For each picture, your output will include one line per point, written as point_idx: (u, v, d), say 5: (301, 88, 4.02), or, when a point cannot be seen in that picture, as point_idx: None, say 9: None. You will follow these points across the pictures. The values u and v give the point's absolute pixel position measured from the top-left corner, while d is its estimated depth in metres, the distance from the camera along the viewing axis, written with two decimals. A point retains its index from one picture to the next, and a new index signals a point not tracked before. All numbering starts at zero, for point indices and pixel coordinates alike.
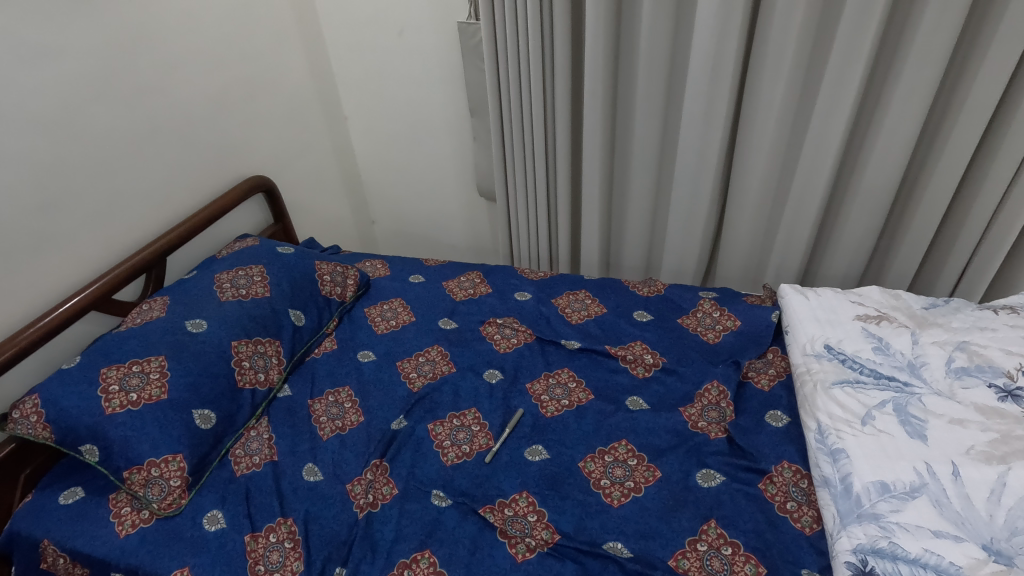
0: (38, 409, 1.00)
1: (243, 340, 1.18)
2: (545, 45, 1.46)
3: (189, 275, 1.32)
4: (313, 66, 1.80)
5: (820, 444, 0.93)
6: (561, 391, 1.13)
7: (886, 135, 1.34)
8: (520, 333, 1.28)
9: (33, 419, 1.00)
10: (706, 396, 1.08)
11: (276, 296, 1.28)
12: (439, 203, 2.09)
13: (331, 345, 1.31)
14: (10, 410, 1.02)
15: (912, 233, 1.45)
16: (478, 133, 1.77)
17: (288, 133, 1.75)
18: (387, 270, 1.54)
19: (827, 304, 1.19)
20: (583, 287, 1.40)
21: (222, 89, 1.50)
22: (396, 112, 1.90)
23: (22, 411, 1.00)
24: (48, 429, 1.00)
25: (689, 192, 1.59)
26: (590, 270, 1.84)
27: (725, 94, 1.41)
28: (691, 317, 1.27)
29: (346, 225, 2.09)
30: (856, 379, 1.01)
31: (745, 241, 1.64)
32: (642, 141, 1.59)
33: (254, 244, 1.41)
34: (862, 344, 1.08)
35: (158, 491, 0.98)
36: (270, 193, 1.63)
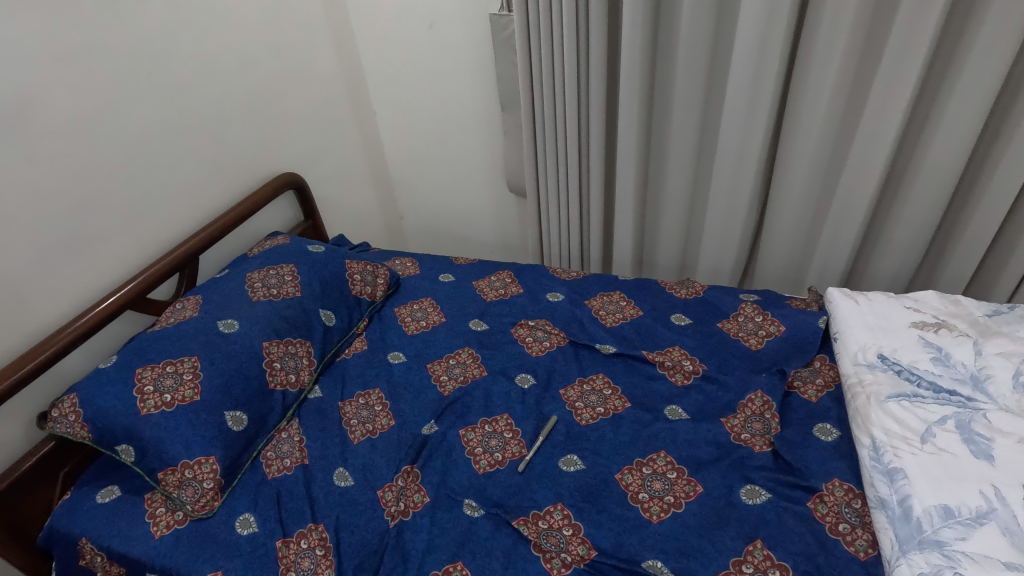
0: (76, 409, 1.02)
1: (275, 340, 1.18)
2: (579, 35, 1.41)
3: (221, 274, 1.32)
4: (342, 61, 1.78)
5: (875, 462, 0.88)
6: (597, 398, 1.09)
7: (946, 127, 1.25)
8: (553, 336, 1.25)
9: (72, 418, 1.01)
10: (750, 406, 1.03)
11: (307, 296, 1.27)
12: (468, 199, 2.06)
13: (362, 346, 1.30)
14: (50, 408, 1.04)
15: (969, 234, 1.36)
16: (508, 128, 1.73)
17: (318, 129, 1.74)
18: (417, 269, 1.52)
19: (879, 310, 1.13)
20: (617, 288, 1.36)
21: (253, 86, 1.50)
22: (425, 107, 1.87)
23: (61, 410, 1.02)
24: (86, 429, 1.01)
25: (729, 189, 1.53)
26: (622, 269, 1.79)
27: (770, 87, 1.34)
28: (732, 321, 1.22)
29: (374, 221, 2.08)
30: (914, 392, 0.95)
31: (787, 240, 1.57)
32: (680, 136, 1.53)
33: (286, 243, 1.41)
34: (919, 354, 1.01)
35: (192, 492, 0.98)
36: (301, 190, 1.62)
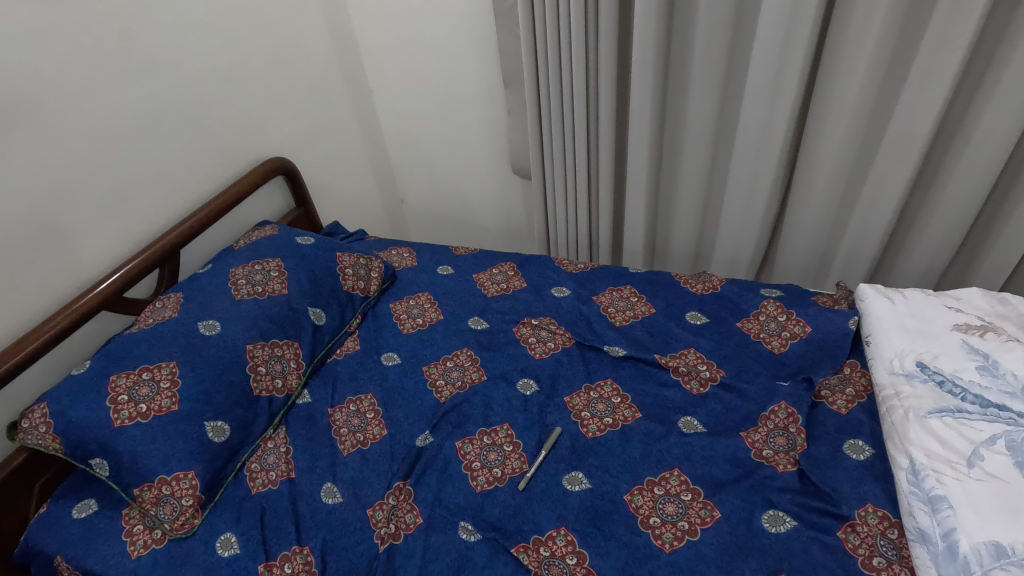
0: (47, 419, 0.95)
1: (259, 343, 1.10)
2: (588, 3, 1.28)
3: (204, 269, 1.23)
4: (335, 35, 1.66)
5: (915, 488, 0.79)
6: (605, 407, 1.01)
7: (998, 104, 1.12)
8: (558, 336, 1.16)
9: (42, 429, 0.94)
10: (773, 418, 0.94)
11: (295, 293, 1.19)
12: (471, 182, 1.95)
13: (354, 346, 1.22)
14: (21, 418, 0.97)
15: (1015, 223, 1.24)
16: (512, 106, 1.61)
17: (309, 109, 1.63)
18: (414, 261, 1.43)
19: (917, 310, 1.03)
20: (628, 282, 1.26)
21: (236, 63, 1.38)
22: (425, 83, 1.75)
23: (31, 421, 0.95)
24: (58, 441, 0.94)
25: (751, 172, 1.41)
26: (634, 257, 1.69)
27: (799, 60, 1.21)
28: (753, 321, 1.12)
29: (373, 206, 1.98)
30: (958, 408, 0.86)
31: (812, 227, 1.46)
32: (698, 114, 1.41)
33: (273, 234, 1.32)
34: (963, 362, 0.92)
35: (170, 510, 0.92)
36: (291, 175, 1.52)
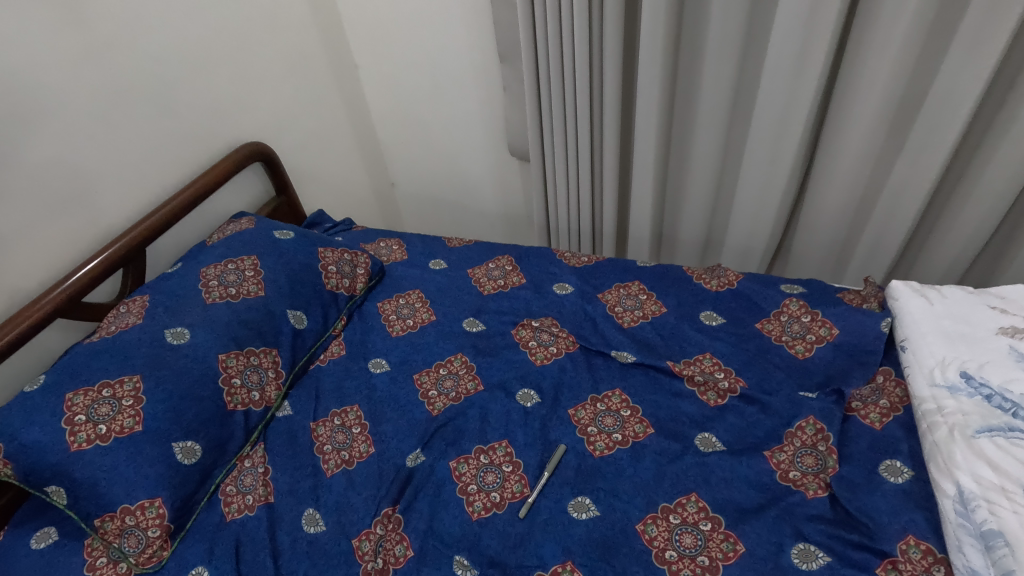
0: None
1: (233, 352, 1.00)
2: None
3: (174, 269, 1.13)
4: (314, 5, 1.52)
5: (964, 520, 0.70)
6: (613, 422, 0.92)
7: None
8: (560, 340, 1.06)
9: None
10: (800, 435, 0.85)
11: (273, 295, 1.09)
12: (466, 164, 1.83)
13: (339, 351, 1.12)
14: None
15: None
16: (509, 83, 1.48)
17: (289, 87, 1.50)
18: (404, 255, 1.32)
19: (958, 311, 0.93)
20: (636, 278, 1.16)
21: (203, 37, 1.25)
22: (414, 57, 1.62)
23: None
24: (9, 466, 0.83)
25: (769, 154, 1.30)
26: (640, 245, 1.58)
27: (827, 30, 1.09)
28: (774, 322, 1.03)
29: (362, 190, 1.86)
30: (1009, 426, 0.77)
31: (834, 213, 1.35)
32: (712, 91, 1.29)
33: (249, 228, 1.21)
34: (1012, 373, 0.82)
35: (135, 542, 0.83)
36: (269, 162, 1.40)
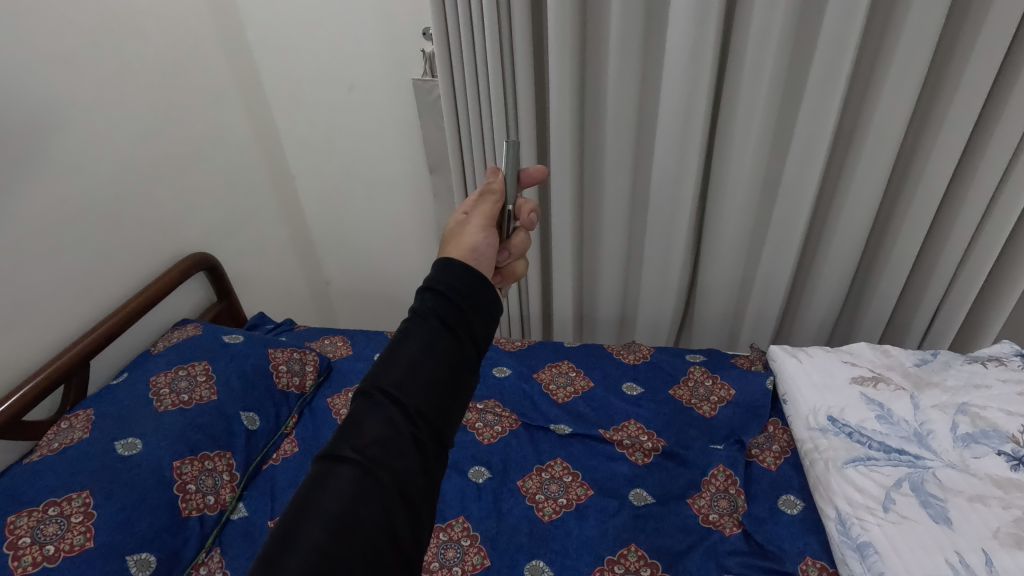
0: (69, 514, 0.88)
1: (188, 458, 1.01)
2: (507, 99, 1.39)
3: (118, 379, 1.14)
4: (255, 125, 1.64)
5: (844, 536, 0.87)
6: (558, 488, 1.03)
7: (857, 186, 1.33)
8: (504, 419, 1.17)
9: (65, 522, 0.87)
10: (713, 482, 1.01)
11: (225, 398, 1.13)
12: (401, 260, 1.97)
13: (292, 448, 1.16)
14: (34, 520, 0.86)
15: (882, 284, 1.45)
16: (439, 190, 1.66)
17: (231, 198, 1.58)
18: (349, 349, 1.43)
19: (822, 365, 1.14)
20: (565, 357, 1.32)
21: (149, 156, 1.33)
22: (351, 168, 1.77)
23: (62, 512, 0.88)
24: (64, 532, 0.86)
25: (664, 245, 1.55)
26: (565, 326, 1.77)
27: (697, 145, 1.36)
28: (683, 387, 1.21)
29: (300, 289, 1.92)
30: (867, 455, 0.96)
31: (722, 290, 1.61)
32: (614, 195, 1.52)
33: (196, 334, 1.26)
34: (864, 413, 1.03)
35: (209, 482, 1.02)
36: (213, 270, 1.47)
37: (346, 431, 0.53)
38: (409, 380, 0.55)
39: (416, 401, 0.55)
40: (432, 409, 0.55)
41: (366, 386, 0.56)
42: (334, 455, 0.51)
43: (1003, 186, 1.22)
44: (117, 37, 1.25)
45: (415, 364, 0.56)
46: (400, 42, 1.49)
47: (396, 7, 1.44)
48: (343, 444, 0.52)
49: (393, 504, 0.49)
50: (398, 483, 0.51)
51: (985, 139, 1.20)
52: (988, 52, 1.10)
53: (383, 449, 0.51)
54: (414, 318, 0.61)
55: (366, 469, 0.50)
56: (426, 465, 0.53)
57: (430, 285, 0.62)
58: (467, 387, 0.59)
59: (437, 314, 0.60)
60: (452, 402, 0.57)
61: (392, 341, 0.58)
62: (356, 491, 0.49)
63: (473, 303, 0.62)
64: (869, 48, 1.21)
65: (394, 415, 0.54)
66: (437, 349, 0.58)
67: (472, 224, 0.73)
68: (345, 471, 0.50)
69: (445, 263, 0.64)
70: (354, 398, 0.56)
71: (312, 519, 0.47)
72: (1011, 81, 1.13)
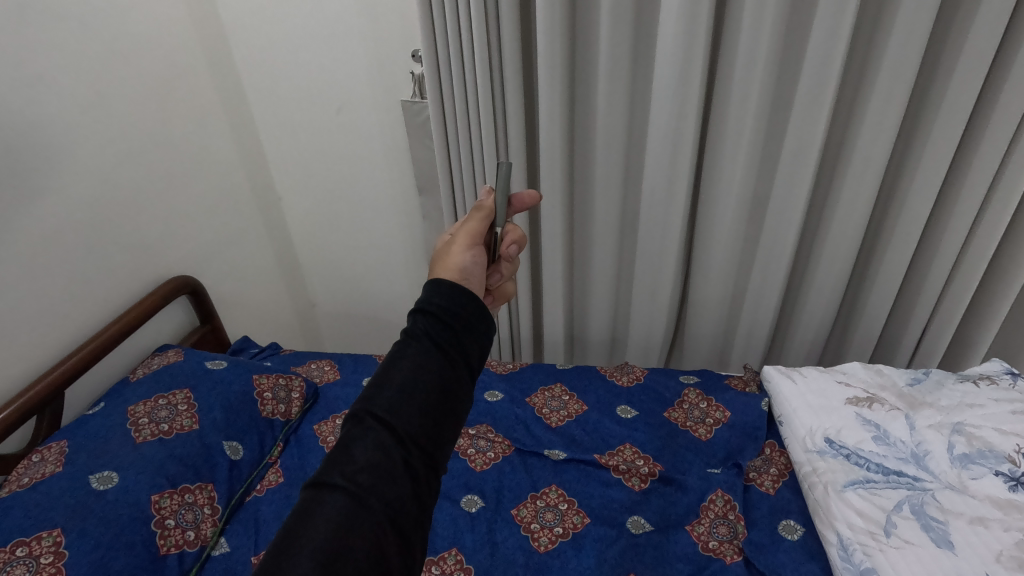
0: (38, 554, 0.83)
1: (167, 491, 0.97)
2: (498, 121, 1.39)
3: (95, 409, 1.10)
4: (242, 147, 1.62)
5: (847, 562, 0.85)
6: (553, 517, 1.00)
7: (844, 207, 1.34)
8: (496, 444, 1.14)
9: (33, 563, 0.82)
10: (712, 508, 0.98)
11: (208, 427, 1.08)
12: (389, 281, 1.94)
13: (277, 479, 1.12)
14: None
15: (871, 304, 1.46)
16: (428, 211, 1.65)
17: (216, 220, 1.55)
18: (336, 374, 1.40)
19: (816, 386, 1.14)
20: (558, 380, 1.30)
21: (132, 179, 1.31)
22: (338, 189, 1.75)
23: (30, 553, 0.83)
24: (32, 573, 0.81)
25: (655, 266, 1.55)
26: (556, 348, 1.75)
27: (686, 167, 1.37)
28: (678, 409, 1.20)
29: (285, 312, 1.88)
30: (866, 478, 0.95)
31: (713, 311, 1.61)
32: (604, 215, 1.52)
33: (178, 360, 1.21)
34: (861, 434, 1.02)
35: (190, 517, 0.98)
36: (197, 293, 1.44)
37: (335, 457, 0.51)
38: (402, 403, 0.53)
39: (411, 423, 0.53)
40: (425, 433, 0.53)
41: (356, 409, 0.54)
42: (322, 483, 0.49)
43: (986, 206, 1.24)
44: (103, 59, 1.23)
45: (410, 384, 0.54)
46: (389, 64, 1.49)
47: (385, 30, 1.44)
48: (331, 472, 0.49)
49: (385, 531, 0.47)
50: (390, 511, 0.48)
51: (967, 160, 1.23)
52: (967, 76, 1.13)
53: (376, 474, 0.49)
54: (407, 338, 0.59)
55: (357, 497, 0.47)
56: (419, 492, 0.51)
57: (423, 306, 0.61)
58: (461, 410, 0.57)
59: (434, 332, 0.59)
60: (450, 424, 0.55)
61: (385, 362, 0.57)
62: (345, 521, 0.46)
63: (471, 321, 0.61)
64: (852, 72, 1.24)
65: (386, 439, 0.52)
66: (431, 370, 0.56)
67: (458, 244, 0.72)
68: (334, 500, 0.47)
69: (436, 282, 0.63)
70: (344, 423, 0.54)
71: (299, 552, 0.44)
72: (990, 104, 1.16)
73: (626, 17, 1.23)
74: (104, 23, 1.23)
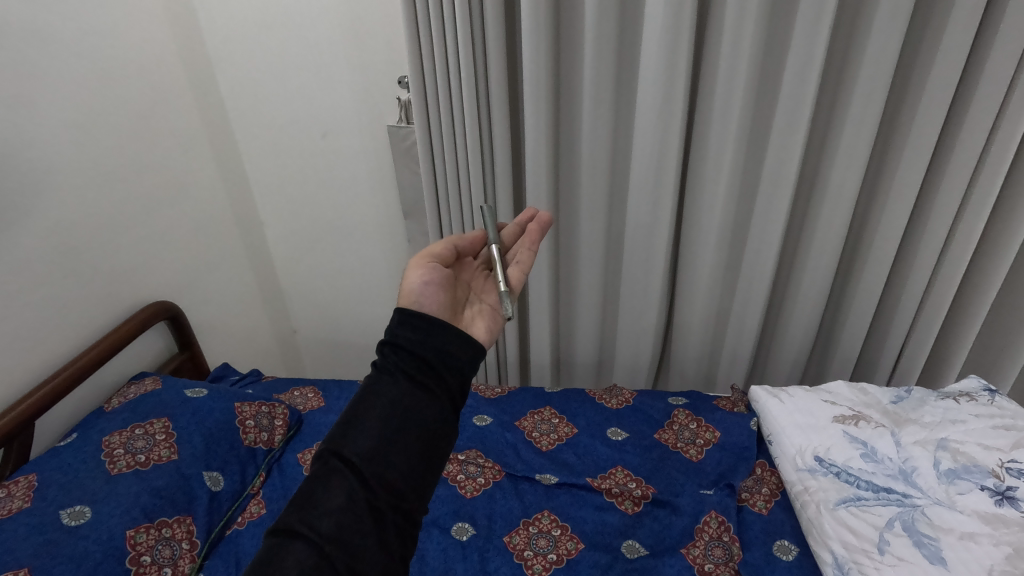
0: None
1: (143, 526, 0.92)
2: (484, 145, 1.40)
3: (67, 440, 1.05)
4: (223, 172, 1.60)
5: None
6: (546, 543, 0.98)
7: (823, 229, 1.38)
8: (486, 470, 1.12)
9: None
10: (707, 529, 0.97)
11: (187, 458, 1.04)
12: (373, 306, 1.92)
13: (258, 511, 1.08)
14: None
15: (851, 324, 1.49)
16: (413, 235, 1.65)
17: (196, 245, 1.52)
18: (321, 401, 1.37)
19: (803, 405, 1.15)
20: (547, 403, 1.29)
21: (110, 203, 1.28)
22: (322, 214, 1.74)
23: None
24: None
25: (640, 288, 1.56)
26: (542, 372, 1.74)
27: (669, 191, 1.39)
28: (668, 431, 1.20)
29: (265, 339, 1.84)
30: (857, 495, 0.95)
31: (698, 332, 1.63)
32: (589, 239, 1.53)
33: (156, 388, 1.17)
34: (850, 451, 1.03)
35: (167, 553, 0.93)
36: (176, 319, 1.40)
37: (303, 503, 0.56)
38: (370, 450, 0.60)
39: (377, 470, 0.59)
40: (390, 479, 0.59)
41: (329, 453, 0.60)
42: (292, 528, 0.54)
43: (956, 229, 1.29)
44: (82, 83, 1.21)
45: (376, 429, 0.61)
46: (375, 90, 1.50)
47: (371, 57, 1.46)
48: (300, 517, 0.55)
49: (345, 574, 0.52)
50: (351, 556, 0.54)
51: (937, 184, 1.28)
52: (934, 104, 1.18)
53: (339, 520, 0.55)
54: (381, 382, 0.65)
55: (320, 545, 0.53)
56: (382, 535, 0.56)
57: (397, 352, 0.68)
58: (430, 454, 0.63)
59: (400, 373, 0.66)
60: (416, 467, 0.61)
61: (353, 404, 0.63)
62: (309, 566, 0.51)
63: (436, 363, 0.68)
64: (825, 99, 1.29)
65: (353, 485, 0.57)
66: (398, 418, 0.62)
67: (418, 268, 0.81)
68: (300, 546, 0.53)
69: (409, 324, 0.70)
70: (312, 465, 0.60)
71: None
72: (955, 130, 1.21)
73: (609, 46, 1.27)
74: (85, 48, 1.22)
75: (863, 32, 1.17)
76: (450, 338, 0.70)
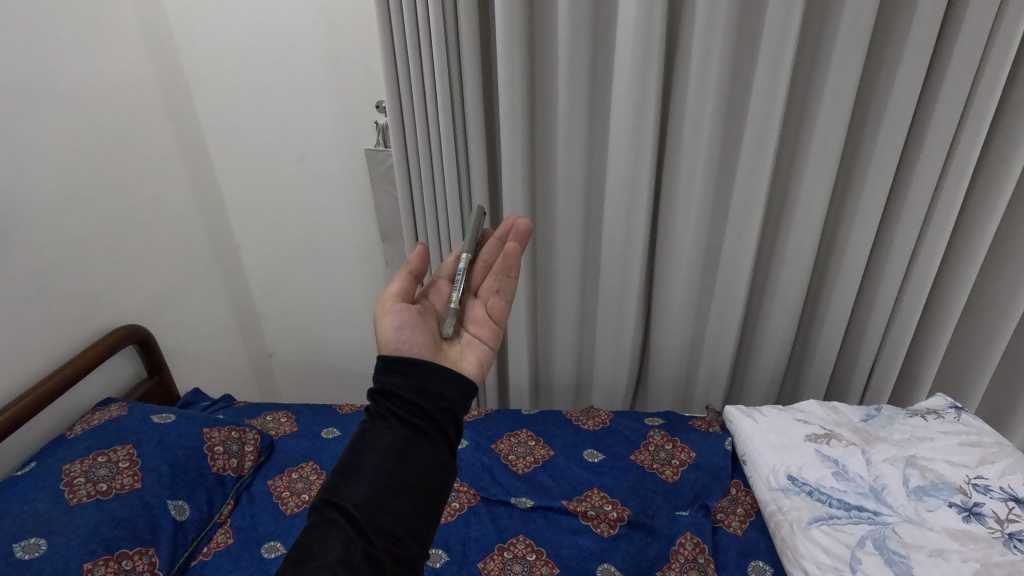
0: None
1: (102, 558, 0.89)
2: (461, 168, 1.41)
3: (24, 468, 1.02)
4: (199, 194, 1.59)
5: None
6: (521, 568, 0.96)
7: (792, 250, 1.41)
8: (462, 494, 1.11)
9: None
10: (682, 551, 0.97)
11: (152, 487, 1.01)
12: (351, 329, 1.90)
13: (226, 540, 1.05)
14: None
15: (822, 343, 1.52)
16: (391, 257, 1.65)
17: (168, 269, 1.50)
18: (293, 426, 1.34)
19: (776, 424, 1.16)
20: (523, 425, 1.29)
21: (79, 226, 1.26)
22: (299, 236, 1.73)
23: None
24: None
25: (616, 310, 1.58)
26: (520, 394, 1.74)
27: (643, 213, 1.42)
28: (645, 452, 1.20)
29: (239, 363, 1.81)
30: (829, 514, 0.95)
31: (674, 353, 1.64)
32: (565, 261, 1.54)
33: (122, 414, 1.14)
34: (822, 470, 1.03)
35: None
36: (146, 343, 1.37)
37: (301, 557, 0.56)
38: (367, 498, 0.60)
39: (374, 518, 0.59)
40: (387, 526, 0.60)
41: (326, 505, 0.60)
42: None
43: (918, 251, 1.33)
44: (51, 107, 1.20)
45: (370, 477, 0.62)
46: (353, 113, 1.52)
47: (350, 81, 1.47)
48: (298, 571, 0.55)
49: None
50: None
51: (899, 207, 1.32)
52: (893, 131, 1.23)
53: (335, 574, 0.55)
54: (375, 429, 0.66)
55: None
56: None
57: (389, 397, 0.69)
58: (426, 499, 0.63)
59: (392, 417, 0.67)
60: (412, 512, 0.62)
61: (347, 453, 0.64)
62: None
63: (427, 406, 0.69)
64: (791, 124, 1.33)
65: (350, 536, 0.58)
66: (394, 464, 0.63)
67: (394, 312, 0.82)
68: None
69: (400, 369, 0.72)
70: (309, 517, 0.60)
71: None
72: (914, 156, 1.26)
73: (582, 73, 1.31)
74: (58, 71, 1.21)
75: (824, 62, 1.22)
76: (444, 378, 0.72)
